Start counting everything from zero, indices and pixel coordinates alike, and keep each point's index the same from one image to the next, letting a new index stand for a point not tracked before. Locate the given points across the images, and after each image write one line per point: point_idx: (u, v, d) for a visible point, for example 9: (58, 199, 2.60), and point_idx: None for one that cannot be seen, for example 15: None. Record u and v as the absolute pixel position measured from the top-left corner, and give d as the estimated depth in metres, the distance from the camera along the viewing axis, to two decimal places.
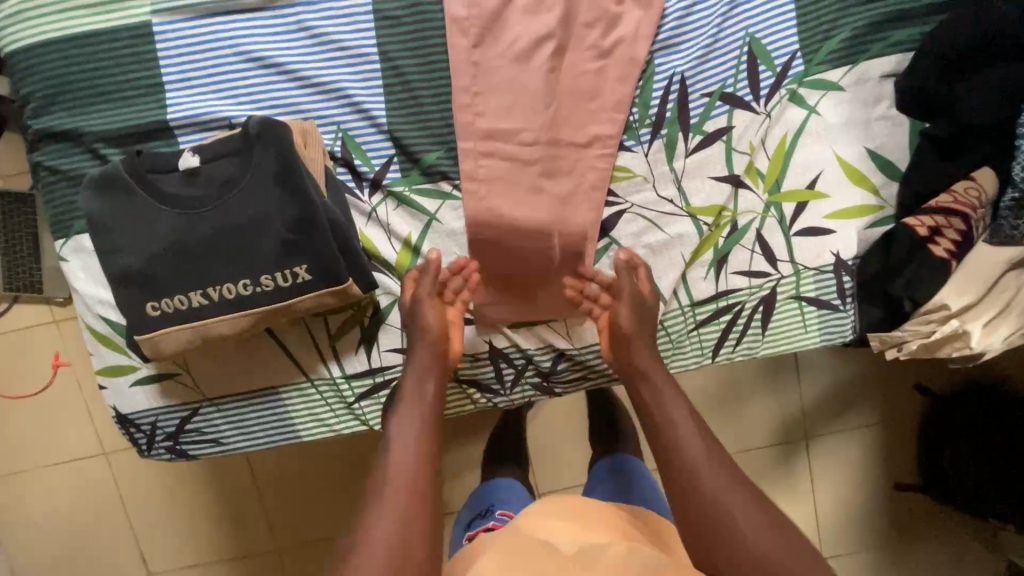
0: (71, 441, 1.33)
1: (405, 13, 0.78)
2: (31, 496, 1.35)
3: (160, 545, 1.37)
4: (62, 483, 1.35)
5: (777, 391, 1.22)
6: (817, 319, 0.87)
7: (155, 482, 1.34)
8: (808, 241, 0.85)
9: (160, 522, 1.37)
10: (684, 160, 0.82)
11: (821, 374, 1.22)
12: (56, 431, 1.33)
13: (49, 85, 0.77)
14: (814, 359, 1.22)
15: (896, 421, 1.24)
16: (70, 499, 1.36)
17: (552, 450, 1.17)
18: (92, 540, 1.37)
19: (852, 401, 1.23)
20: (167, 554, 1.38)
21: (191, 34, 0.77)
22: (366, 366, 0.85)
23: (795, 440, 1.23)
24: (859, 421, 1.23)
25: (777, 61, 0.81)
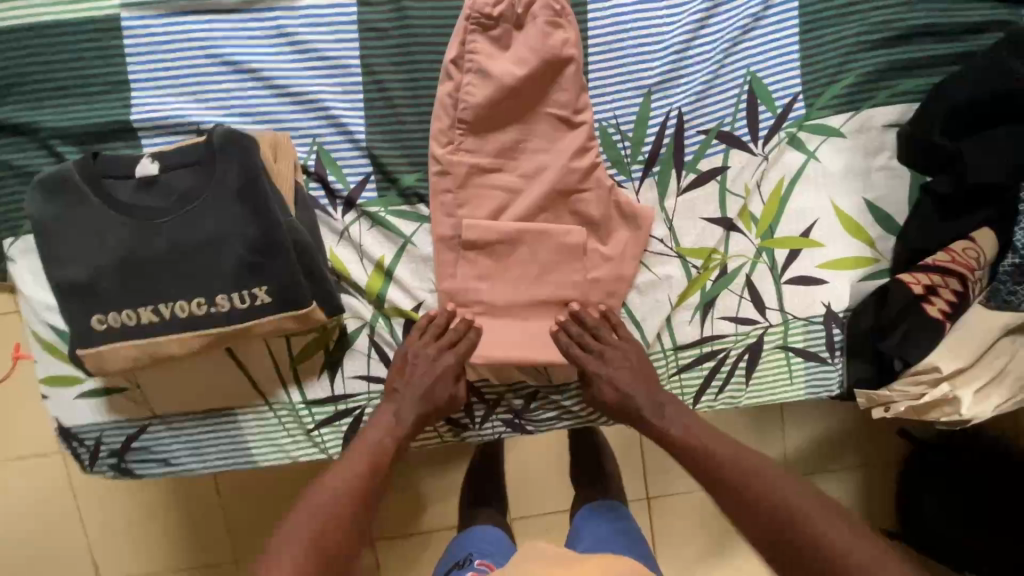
0: (22, 438, 1.27)
1: (392, 27, 0.74)
2: None
3: (109, 553, 1.31)
4: (11, 482, 1.28)
5: (760, 436, 1.18)
6: (804, 371, 0.83)
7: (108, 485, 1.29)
8: (799, 290, 0.81)
9: (114, 528, 1.31)
10: (675, 199, 0.79)
11: (807, 420, 1.19)
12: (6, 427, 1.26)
13: (6, 74, 0.72)
14: (800, 406, 1.19)
15: (877, 468, 1.21)
16: (14, 500, 1.28)
17: (526, 481, 1.12)
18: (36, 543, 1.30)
19: (835, 449, 1.20)
20: (116, 563, 1.32)
21: (162, 34, 0.73)
22: (329, 392, 0.81)
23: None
24: (840, 469, 1.20)
25: (778, 102, 0.77)
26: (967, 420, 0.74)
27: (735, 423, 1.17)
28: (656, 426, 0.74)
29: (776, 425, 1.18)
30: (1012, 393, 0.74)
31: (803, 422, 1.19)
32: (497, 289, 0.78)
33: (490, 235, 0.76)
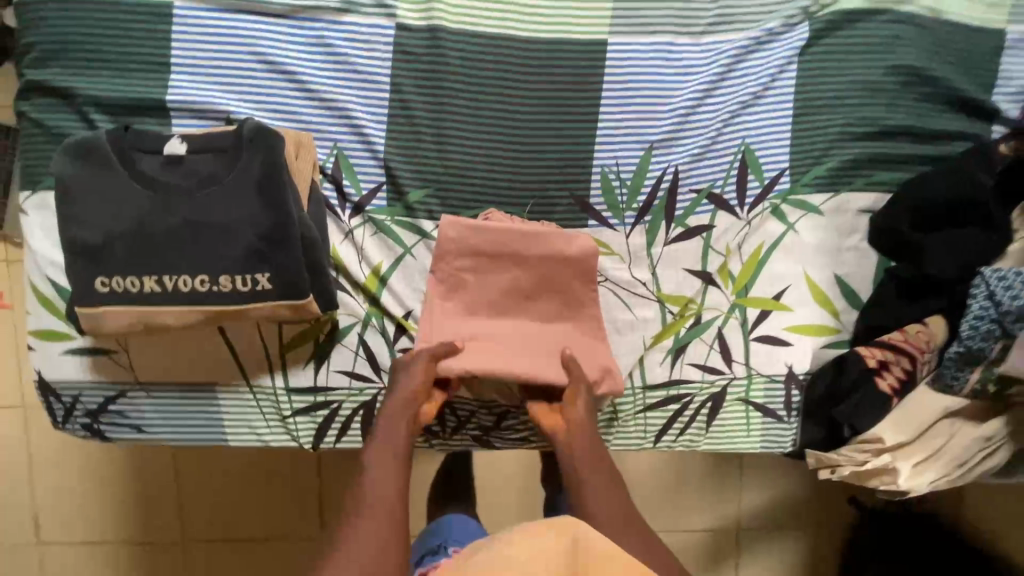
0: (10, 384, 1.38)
1: (423, 52, 0.79)
2: None
3: (74, 506, 1.43)
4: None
5: (713, 490, 1.27)
6: (761, 426, 0.88)
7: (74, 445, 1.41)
8: (765, 348, 0.87)
9: (92, 476, 1.44)
10: (662, 247, 0.85)
11: (761, 475, 1.28)
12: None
13: (54, 41, 0.77)
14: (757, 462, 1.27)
15: (823, 531, 1.30)
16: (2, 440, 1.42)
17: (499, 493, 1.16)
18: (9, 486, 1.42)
19: (784, 508, 1.29)
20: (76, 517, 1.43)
21: (209, 26, 0.77)
22: (310, 382, 0.84)
23: (726, 542, 1.29)
24: (790, 530, 1.30)
25: (766, 174, 0.84)
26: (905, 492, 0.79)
27: (692, 471, 1.26)
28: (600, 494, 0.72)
29: (732, 482, 1.28)
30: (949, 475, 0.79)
31: (760, 483, 1.28)
32: (487, 301, 0.82)
33: (494, 244, 0.80)
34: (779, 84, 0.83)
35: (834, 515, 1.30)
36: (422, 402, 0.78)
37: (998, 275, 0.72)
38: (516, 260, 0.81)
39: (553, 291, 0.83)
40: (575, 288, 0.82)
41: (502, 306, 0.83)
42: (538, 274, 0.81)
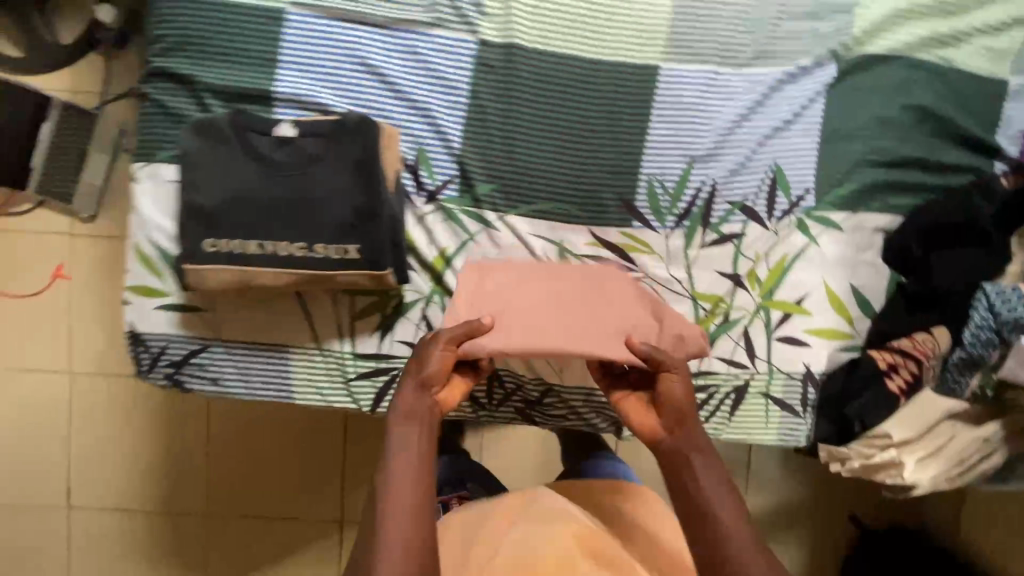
0: (72, 349, 1.53)
1: (500, 65, 0.90)
2: (22, 389, 1.53)
3: (113, 472, 1.54)
4: (56, 387, 1.53)
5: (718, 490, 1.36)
6: (779, 419, 0.97)
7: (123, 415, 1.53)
8: (786, 348, 0.96)
9: (132, 443, 1.54)
10: (698, 250, 0.95)
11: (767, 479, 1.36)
12: (59, 337, 1.53)
13: (180, 34, 0.88)
14: (764, 466, 1.36)
15: (824, 540, 1.38)
16: (56, 405, 1.53)
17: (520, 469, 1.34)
18: (60, 447, 1.54)
19: (789, 514, 1.36)
20: (114, 483, 1.54)
21: (316, 29, 0.89)
22: (375, 349, 0.93)
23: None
24: (793, 534, 1.37)
25: (794, 192, 0.94)
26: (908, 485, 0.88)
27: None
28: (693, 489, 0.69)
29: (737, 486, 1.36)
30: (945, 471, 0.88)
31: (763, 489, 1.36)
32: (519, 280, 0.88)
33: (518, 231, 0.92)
34: (809, 114, 0.94)
35: (836, 525, 1.37)
36: (439, 389, 0.76)
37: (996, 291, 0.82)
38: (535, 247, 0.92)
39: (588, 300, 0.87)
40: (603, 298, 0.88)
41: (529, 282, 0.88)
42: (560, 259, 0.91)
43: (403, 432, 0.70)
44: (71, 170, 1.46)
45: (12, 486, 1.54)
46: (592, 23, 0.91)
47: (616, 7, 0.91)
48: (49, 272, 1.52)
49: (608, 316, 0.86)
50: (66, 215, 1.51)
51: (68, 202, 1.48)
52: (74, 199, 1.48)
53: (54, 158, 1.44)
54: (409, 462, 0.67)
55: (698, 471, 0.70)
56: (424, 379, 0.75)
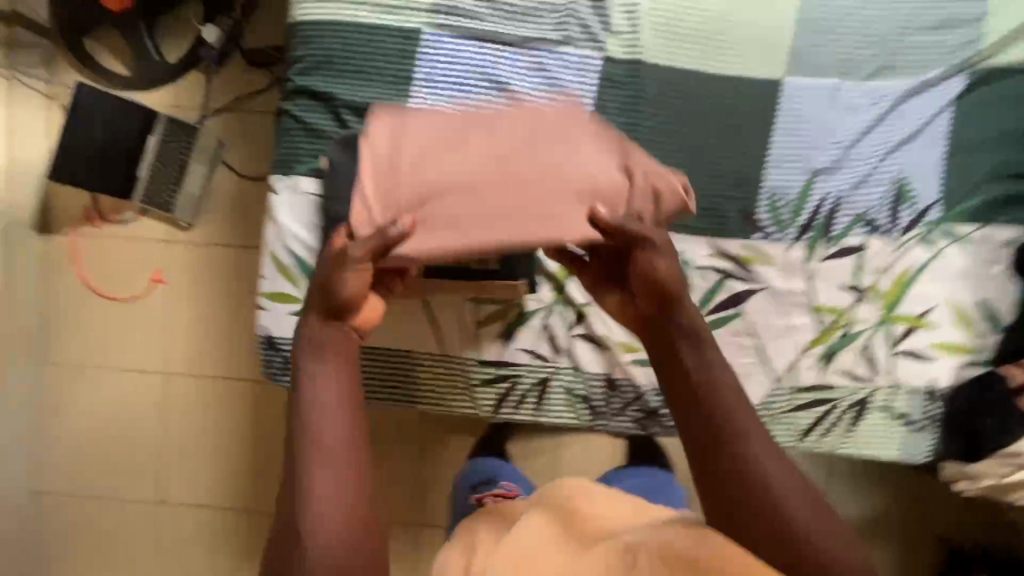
0: (151, 349, 1.53)
1: (625, 81, 0.93)
2: (100, 389, 1.53)
3: (188, 472, 1.53)
4: (133, 384, 1.53)
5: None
6: (901, 434, 0.96)
7: (200, 413, 1.52)
8: (910, 362, 0.95)
9: (209, 444, 1.53)
10: (819, 262, 0.95)
11: (844, 495, 1.33)
12: (137, 336, 1.53)
13: (322, 54, 0.93)
14: (841, 482, 1.33)
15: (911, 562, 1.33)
16: (134, 404, 1.53)
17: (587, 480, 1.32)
18: (138, 448, 1.54)
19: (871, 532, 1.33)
20: (189, 483, 1.53)
21: (449, 49, 0.93)
22: (497, 357, 0.95)
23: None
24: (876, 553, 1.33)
25: (918, 204, 0.94)
26: None
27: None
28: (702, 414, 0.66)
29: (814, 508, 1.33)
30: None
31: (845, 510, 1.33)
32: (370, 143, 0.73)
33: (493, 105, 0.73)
34: (935, 126, 0.93)
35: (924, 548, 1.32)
36: (355, 307, 0.71)
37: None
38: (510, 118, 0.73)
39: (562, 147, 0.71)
40: (576, 149, 0.71)
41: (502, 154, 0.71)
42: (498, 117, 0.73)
43: (316, 368, 0.67)
44: (172, 180, 1.44)
45: (87, 484, 1.55)
46: (716, 40, 0.92)
47: (741, 23, 0.92)
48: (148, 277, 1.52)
49: (553, 179, 0.69)
50: (168, 224, 1.51)
51: (169, 210, 1.46)
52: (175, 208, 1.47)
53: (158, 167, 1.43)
54: (327, 403, 0.65)
55: (721, 399, 0.66)
56: (332, 306, 0.70)
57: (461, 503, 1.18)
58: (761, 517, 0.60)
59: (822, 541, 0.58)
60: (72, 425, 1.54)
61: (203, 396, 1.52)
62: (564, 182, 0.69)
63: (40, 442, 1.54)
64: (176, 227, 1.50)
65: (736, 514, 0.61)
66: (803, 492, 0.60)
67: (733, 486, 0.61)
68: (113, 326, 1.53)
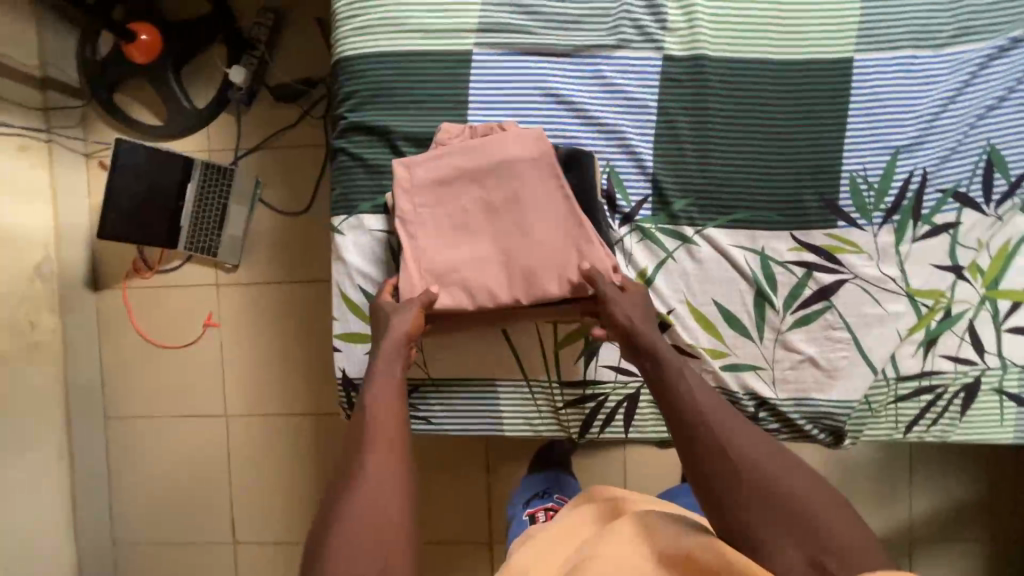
0: (210, 394, 1.52)
1: (687, 78, 0.89)
2: (165, 437, 1.54)
3: (258, 513, 1.52)
4: (196, 430, 1.53)
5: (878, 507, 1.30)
6: (1016, 416, 0.90)
7: (264, 453, 1.51)
8: (1019, 339, 0.90)
9: (275, 484, 1.52)
10: (910, 244, 0.90)
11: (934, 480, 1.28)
12: (195, 381, 1.52)
13: (373, 87, 0.91)
14: (928, 463, 1.28)
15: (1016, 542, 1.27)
16: (199, 450, 1.53)
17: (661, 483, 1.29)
18: (206, 494, 1.53)
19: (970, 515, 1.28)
20: (260, 524, 1.52)
21: (502, 66, 0.90)
22: (581, 377, 0.93)
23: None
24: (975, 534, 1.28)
25: (1013, 171, 0.88)
26: None
27: (865, 482, 1.29)
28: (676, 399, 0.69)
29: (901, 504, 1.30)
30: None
31: (932, 496, 1.28)
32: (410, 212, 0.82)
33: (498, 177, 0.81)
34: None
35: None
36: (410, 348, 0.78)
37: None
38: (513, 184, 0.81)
39: (506, 213, 0.82)
40: (522, 209, 0.81)
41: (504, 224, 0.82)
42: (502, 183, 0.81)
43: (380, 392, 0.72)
44: (215, 225, 1.42)
45: (160, 534, 1.55)
46: (777, 24, 0.88)
47: (802, 5, 0.88)
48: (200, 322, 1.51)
49: (540, 249, 0.81)
50: (212, 267, 1.50)
51: (213, 255, 1.45)
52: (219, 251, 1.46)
53: (199, 212, 1.42)
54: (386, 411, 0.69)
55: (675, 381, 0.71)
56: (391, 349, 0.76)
57: (514, 522, 1.09)
58: (738, 484, 0.62)
59: (794, 493, 0.60)
60: (141, 476, 1.55)
61: (265, 436, 1.51)
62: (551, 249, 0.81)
63: (115, 498, 1.55)
64: (222, 270, 1.49)
65: (724, 493, 0.62)
66: (765, 448, 0.64)
67: (703, 456, 0.64)
68: (170, 373, 1.53)
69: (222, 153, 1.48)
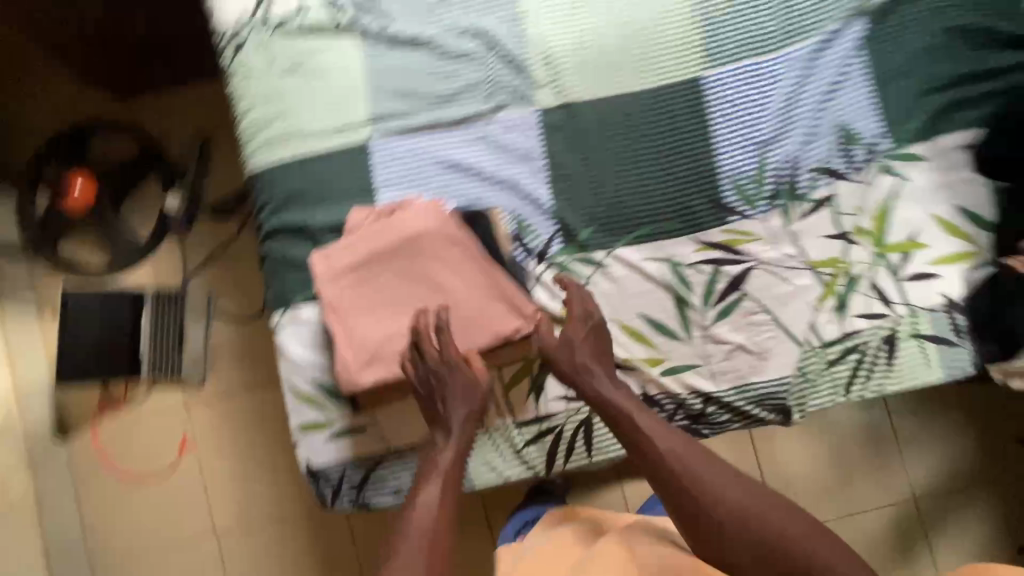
0: (197, 517, 1.49)
1: (564, 124, 0.99)
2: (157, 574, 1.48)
3: None
4: (191, 558, 1.49)
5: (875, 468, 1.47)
6: (938, 355, 0.96)
7: (264, 565, 1.47)
8: (917, 284, 0.97)
9: None
10: (798, 222, 0.98)
11: (915, 434, 1.47)
12: (180, 508, 1.50)
13: (286, 192, 0.99)
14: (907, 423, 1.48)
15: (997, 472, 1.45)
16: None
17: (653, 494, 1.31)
18: None
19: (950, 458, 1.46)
20: None
21: (399, 148, 0.99)
22: (534, 414, 0.96)
23: (912, 525, 1.45)
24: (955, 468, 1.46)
25: (867, 141, 0.99)
26: None
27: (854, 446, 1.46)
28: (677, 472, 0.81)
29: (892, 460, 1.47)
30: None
31: (916, 447, 1.46)
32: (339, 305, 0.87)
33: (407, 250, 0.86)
34: (853, 70, 1.00)
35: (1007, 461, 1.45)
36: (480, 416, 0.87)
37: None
38: (423, 252, 0.87)
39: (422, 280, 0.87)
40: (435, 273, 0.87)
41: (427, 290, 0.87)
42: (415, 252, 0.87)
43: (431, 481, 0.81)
44: (173, 345, 1.47)
45: None
46: (630, 61, 0.99)
47: (648, 40, 0.99)
48: (174, 446, 1.51)
49: (466, 307, 0.87)
50: (178, 389, 1.51)
51: (177, 374, 1.47)
52: (182, 370, 1.48)
53: (154, 335, 1.45)
54: (426, 509, 0.78)
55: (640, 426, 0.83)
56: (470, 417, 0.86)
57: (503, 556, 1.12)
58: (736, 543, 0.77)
59: (746, 511, 0.78)
60: None
61: (263, 546, 1.48)
62: (476, 303, 0.87)
63: None
64: (190, 389, 1.51)
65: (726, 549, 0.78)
66: (755, 501, 0.78)
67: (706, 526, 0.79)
68: (153, 506, 1.50)
69: (169, 277, 1.52)
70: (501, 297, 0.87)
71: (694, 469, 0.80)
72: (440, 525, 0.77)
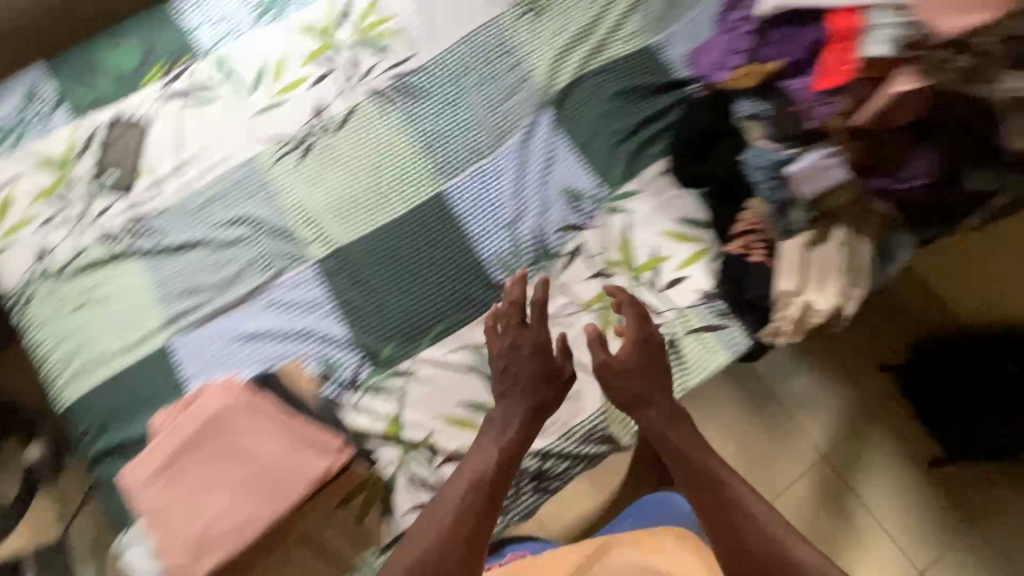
0: None
1: (339, 265, 1.12)
2: None
3: None
4: None
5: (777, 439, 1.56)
6: (714, 341, 1.11)
7: None
8: (675, 289, 1.13)
9: None
10: (561, 276, 1.14)
11: (800, 399, 1.58)
12: None
13: (99, 416, 1.03)
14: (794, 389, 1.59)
15: (879, 403, 1.58)
16: None
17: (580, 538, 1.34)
18: None
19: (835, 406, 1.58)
20: None
21: (196, 336, 1.07)
22: (392, 534, 1.01)
23: (834, 483, 1.53)
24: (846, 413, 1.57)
25: (590, 193, 1.18)
26: (829, 309, 1.04)
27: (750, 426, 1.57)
28: (721, 503, 0.87)
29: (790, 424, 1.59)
30: (846, 280, 1.04)
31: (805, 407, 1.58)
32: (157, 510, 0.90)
33: (208, 433, 0.93)
34: (559, 144, 1.21)
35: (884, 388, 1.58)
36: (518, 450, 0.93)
37: (775, 142, 1.02)
38: (224, 430, 0.93)
39: (224, 457, 0.92)
40: (236, 445, 0.93)
41: (233, 463, 0.92)
42: (214, 434, 0.93)
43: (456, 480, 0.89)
44: None
45: None
46: (380, 198, 1.17)
47: (388, 178, 1.18)
48: None
49: (274, 465, 0.92)
50: None
51: None
52: None
53: None
54: (442, 515, 0.85)
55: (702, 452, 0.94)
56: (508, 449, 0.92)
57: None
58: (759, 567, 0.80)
59: (777, 537, 0.82)
60: None
61: None
62: (284, 457, 0.93)
63: None
64: None
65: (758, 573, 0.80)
66: (777, 533, 0.82)
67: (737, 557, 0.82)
68: None
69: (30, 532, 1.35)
70: (305, 442, 0.93)
71: (741, 503, 0.86)
72: (452, 542, 0.82)
